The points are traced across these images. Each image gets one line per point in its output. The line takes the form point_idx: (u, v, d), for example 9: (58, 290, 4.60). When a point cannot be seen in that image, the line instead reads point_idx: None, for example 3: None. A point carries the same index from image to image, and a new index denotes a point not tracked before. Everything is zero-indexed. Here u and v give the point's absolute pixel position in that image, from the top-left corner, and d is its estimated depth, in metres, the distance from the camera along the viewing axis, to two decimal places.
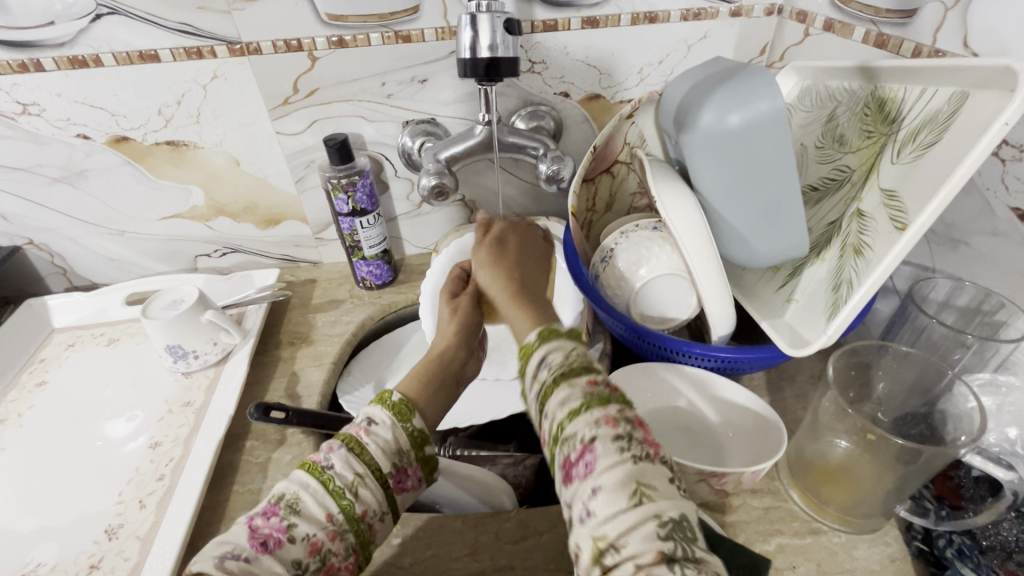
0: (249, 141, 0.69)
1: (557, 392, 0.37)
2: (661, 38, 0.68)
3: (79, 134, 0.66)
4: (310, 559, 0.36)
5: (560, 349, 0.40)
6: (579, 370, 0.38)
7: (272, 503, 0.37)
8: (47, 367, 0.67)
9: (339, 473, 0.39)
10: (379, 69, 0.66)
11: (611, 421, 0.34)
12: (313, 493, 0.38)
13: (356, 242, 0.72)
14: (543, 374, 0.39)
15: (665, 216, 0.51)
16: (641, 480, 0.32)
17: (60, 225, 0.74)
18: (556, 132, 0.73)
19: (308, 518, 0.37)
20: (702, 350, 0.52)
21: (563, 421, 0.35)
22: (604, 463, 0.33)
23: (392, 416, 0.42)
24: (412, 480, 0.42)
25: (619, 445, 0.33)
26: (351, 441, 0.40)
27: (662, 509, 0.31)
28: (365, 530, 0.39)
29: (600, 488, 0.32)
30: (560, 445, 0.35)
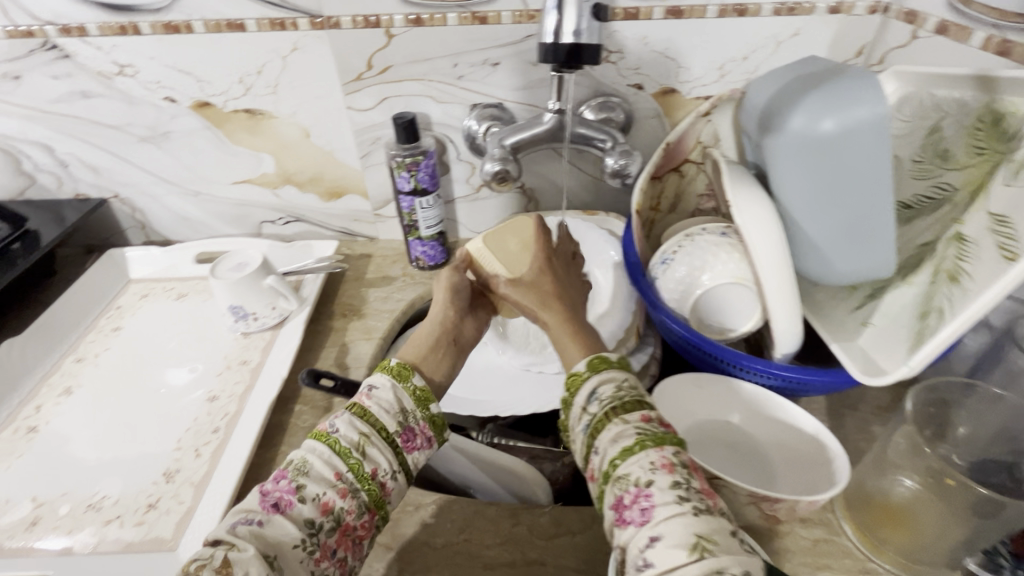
0: (322, 114, 0.71)
1: (610, 428, 0.40)
2: (748, 32, 0.64)
3: (167, 97, 0.69)
4: (323, 518, 0.38)
5: (610, 382, 0.43)
6: (630, 407, 0.41)
7: (281, 469, 0.40)
8: (123, 315, 0.72)
9: (344, 435, 0.41)
10: (454, 50, 0.65)
11: (667, 464, 0.37)
12: (321, 456, 0.40)
13: (413, 221, 0.73)
14: (594, 408, 0.42)
15: (737, 222, 0.48)
16: (701, 533, 0.33)
17: (143, 182, 0.78)
18: (625, 126, 0.71)
19: (317, 480, 0.39)
20: (762, 366, 0.50)
21: (619, 461, 0.38)
22: (662, 511, 0.34)
23: (391, 378, 0.46)
24: (421, 438, 0.45)
25: (677, 491, 0.35)
26: (355, 407, 0.44)
27: (724, 565, 0.31)
28: (378, 489, 0.41)
29: (658, 538, 0.33)
30: (613, 485, 0.37)
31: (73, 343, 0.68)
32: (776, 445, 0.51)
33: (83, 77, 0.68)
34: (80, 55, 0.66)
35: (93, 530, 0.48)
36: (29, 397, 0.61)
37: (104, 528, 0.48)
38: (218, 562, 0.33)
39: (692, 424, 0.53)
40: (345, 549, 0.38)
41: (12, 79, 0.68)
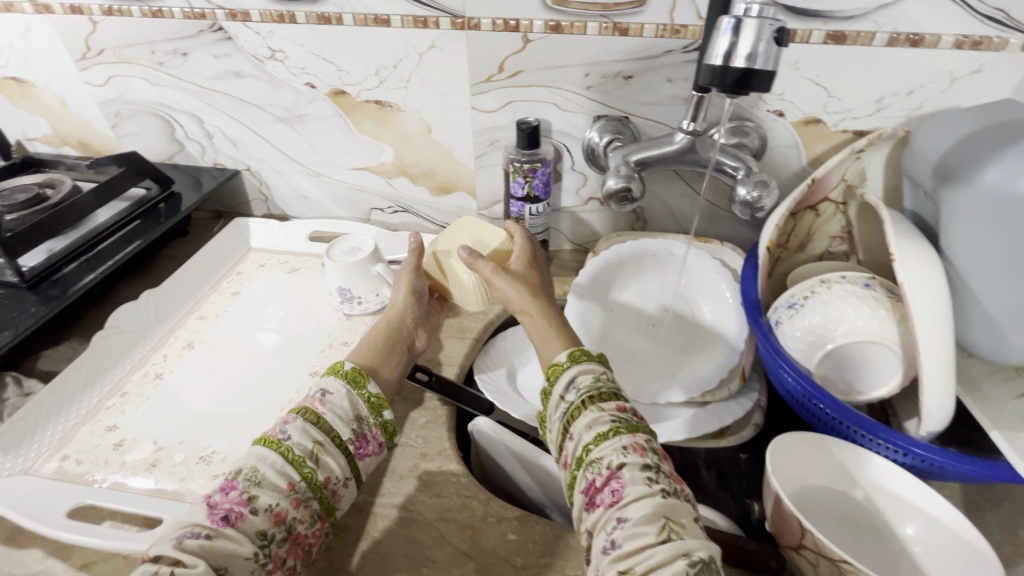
0: (446, 112, 0.72)
1: (586, 414, 0.44)
2: (919, 65, 0.58)
3: (308, 83, 0.73)
4: (274, 529, 0.41)
5: (589, 373, 0.48)
6: (606, 397, 0.45)
7: (230, 479, 0.42)
8: (242, 281, 0.77)
9: (297, 443, 0.45)
10: (587, 60, 0.64)
11: (638, 449, 0.41)
12: (271, 465, 0.43)
13: (520, 227, 0.73)
14: (571, 397, 0.47)
15: (901, 280, 0.43)
16: (668, 516, 0.38)
17: (273, 159, 0.83)
18: (757, 153, 0.66)
19: (268, 492, 0.42)
20: (901, 441, 0.44)
21: (593, 446, 0.42)
22: (631, 492, 0.39)
23: (344, 384, 0.50)
24: (371, 446, 0.49)
25: (647, 474, 0.40)
26: (308, 413, 0.47)
27: (691, 549, 0.36)
28: (329, 496, 0.45)
29: (626, 518, 0.38)
30: (587, 468, 0.42)
31: (198, 301, 0.74)
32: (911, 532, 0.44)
33: (239, 58, 0.73)
34: (240, 38, 0.71)
35: (202, 482, 0.51)
36: (158, 345, 0.67)
37: (211, 482, 0.51)
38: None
39: (806, 488, 0.47)
40: (294, 556, 0.42)
41: (180, 55, 0.74)
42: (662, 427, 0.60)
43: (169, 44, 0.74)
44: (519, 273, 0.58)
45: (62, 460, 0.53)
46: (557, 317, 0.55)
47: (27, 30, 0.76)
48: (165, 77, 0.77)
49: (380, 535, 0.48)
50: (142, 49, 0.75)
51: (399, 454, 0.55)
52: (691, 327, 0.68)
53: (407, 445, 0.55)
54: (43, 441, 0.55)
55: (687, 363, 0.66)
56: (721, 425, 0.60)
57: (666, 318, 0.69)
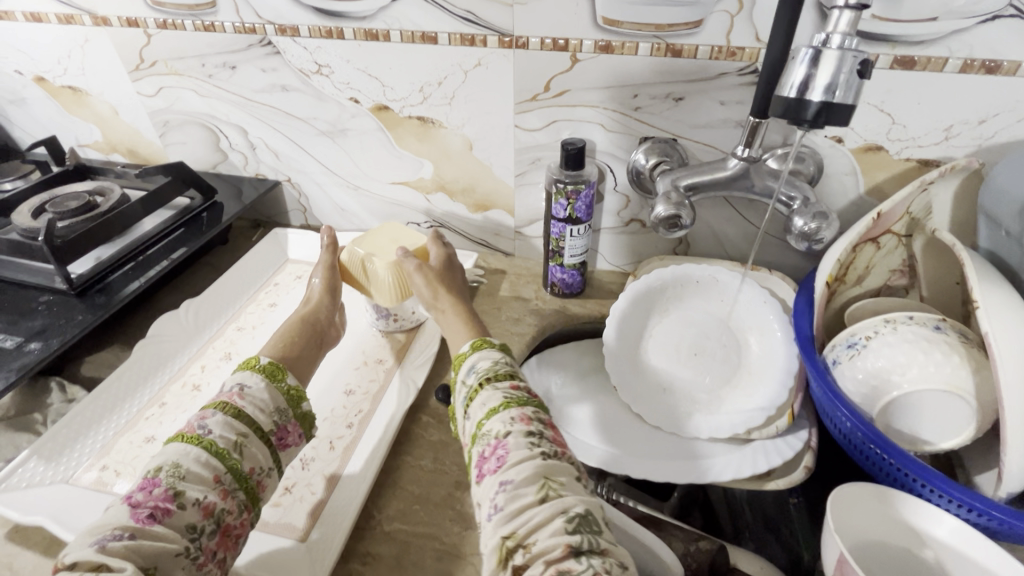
0: (488, 130, 0.71)
1: (482, 394, 0.48)
2: (996, 92, 0.54)
3: (352, 98, 0.74)
4: (204, 521, 0.40)
5: (488, 359, 0.52)
6: (501, 378, 0.50)
7: (149, 478, 0.40)
8: (279, 292, 0.77)
9: (219, 436, 0.44)
10: (636, 81, 0.62)
11: (524, 420, 0.45)
12: (195, 459, 0.42)
13: (559, 248, 0.71)
14: (471, 381, 0.51)
15: (984, 329, 0.40)
16: (547, 476, 0.41)
17: (313, 171, 0.84)
18: (813, 180, 0.63)
19: (194, 485, 0.41)
20: (976, 501, 0.41)
21: (485, 421, 0.46)
22: (516, 458, 0.42)
23: (262, 378, 0.50)
24: (292, 437, 0.49)
25: (530, 440, 0.44)
26: (227, 408, 0.46)
27: (569, 506, 0.40)
28: (254, 486, 0.45)
29: (509, 481, 0.41)
30: (480, 442, 0.45)
31: (236, 311, 0.74)
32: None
33: (285, 72, 0.74)
34: (288, 52, 0.71)
35: None
36: (196, 354, 0.67)
37: None
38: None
39: (867, 541, 0.44)
40: (225, 548, 0.41)
41: (229, 68, 0.75)
42: (704, 467, 0.58)
43: (219, 57, 0.75)
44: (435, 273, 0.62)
45: (102, 470, 0.54)
46: (466, 313, 0.59)
47: (86, 41, 0.78)
48: (213, 89, 0.78)
49: (413, 567, 0.46)
50: (193, 62, 0.76)
51: (433, 481, 0.53)
52: (736, 358, 0.65)
53: (441, 472, 0.54)
54: (85, 449, 0.55)
55: (730, 397, 0.63)
56: (768, 466, 0.56)
57: (709, 347, 0.65)
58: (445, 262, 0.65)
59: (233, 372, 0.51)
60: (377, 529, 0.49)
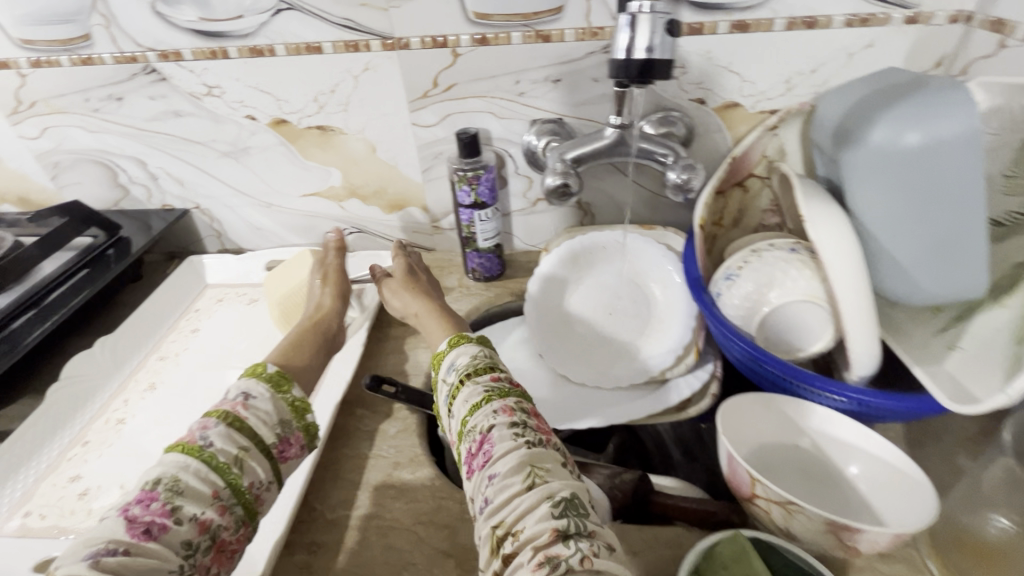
0: (388, 131, 0.74)
1: (464, 389, 0.46)
2: (818, 44, 0.62)
3: (248, 115, 0.74)
4: (199, 538, 0.37)
5: (467, 354, 0.50)
6: (481, 371, 0.47)
7: (147, 490, 0.38)
8: (201, 317, 0.77)
9: (221, 449, 0.41)
10: (516, 68, 0.67)
11: (508, 410, 0.43)
12: (195, 473, 0.39)
13: (472, 234, 0.75)
14: (451, 378, 0.49)
15: (812, 236, 0.46)
16: (532, 463, 0.40)
17: (222, 194, 0.84)
18: (686, 140, 0.70)
19: (193, 500, 0.38)
20: (837, 388, 0.46)
21: (468, 417, 0.44)
22: (501, 449, 0.41)
23: (268, 388, 0.47)
24: (295, 448, 0.46)
25: (515, 430, 0.42)
26: (229, 418, 0.43)
27: (555, 492, 0.38)
28: (253, 501, 0.41)
29: (496, 474, 0.40)
30: (466, 438, 0.43)
31: (157, 341, 0.73)
32: (856, 470, 0.47)
33: (176, 97, 0.73)
34: (174, 77, 0.72)
35: None
36: (118, 390, 0.66)
37: None
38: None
39: (759, 442, 0.50)
40: (219, 565, 0.38)
41: (115, 100, 0.74)
42: (623, 409, 0.63)
43: (103, 90, 0.74)
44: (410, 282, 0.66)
45: (25, 516, 0.52)
46: (447, 312, 0.62)
47: None
48: (102, 123, 0.77)
49: (359, 547, 0.48)
50: (75, 98, 0.75)
51: (372, 466, 0.55)
52: (646, 311, 0.70)
53: (378, 457, 0.56)
54: (4, 499, 0.53)
55: (646, 343, 0.68)
56: (680, 399, 0.62)
57: (620, 305, 0.71)
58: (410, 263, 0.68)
59: (237, 380, 0.48)
60: (321, 519, 0.51)
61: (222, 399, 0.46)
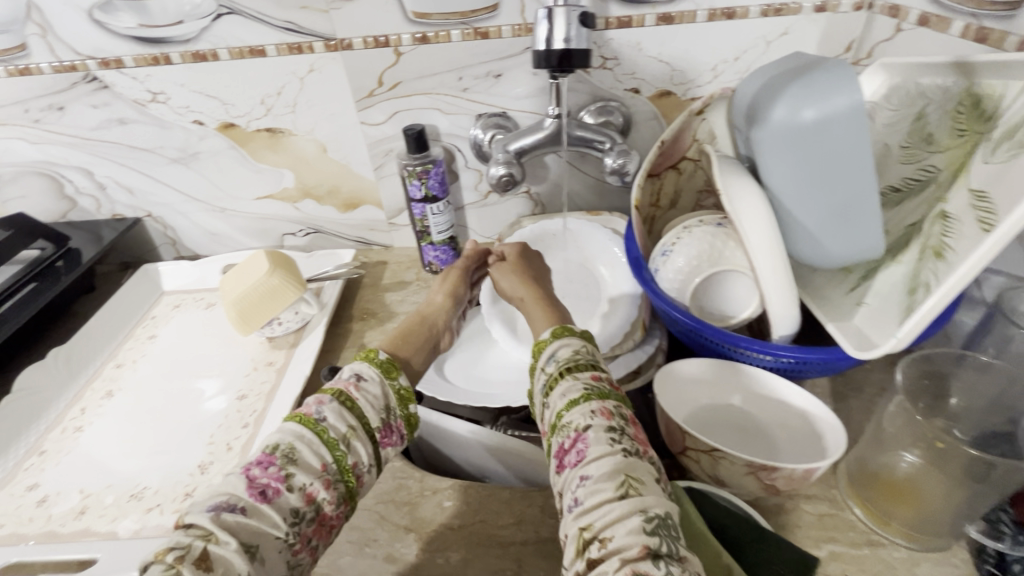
0: (338, 130, 0.75)
1: (561, 383, 0.43)
2: (739, 33, 0.67)
3: (196, 120, 0.75)
4: (306, 507, 0.39)
5: (569, 345, 0.46)
6: (582, 366, 0.44)
7: (268, 453, 0.40)
8: (158, 324, 0.77)
9: (333, 424, 0.42)
10: (458, 64, 0.69)
11: (606, 413, 0.40)
12: (309, 443, 0.40)
13: (426, 227, 0.77)
14: (550, 368, 0.45)
15: (728, 209, 0.50)
16: (628, 472, 0.36)
17: (173, 201, 0.84)
18: (624, 128, 0.74)
19: (303, 470, 0.39)
20: (761, 347, 0.51)
21: (564, 412, 0.41)
22: (596, 452, 0.37)
23: (377, 372, 0.47)
24: (396, 436, 0.45)
25: (611, 435, 0.39)
26: (342, 395, 0.44)
27: (647, 505, 0.34)
28: (354, 482, 0.42)
29: (588, 476, 0.36)
30: (557, 433, 0.40)
31: (113, 349, 0.73)
32: (780, 419, 0.53)
33: (120, 105, 0.73)
34: (117, 85, 0.72)
35: (135, 518, 0.52)
36: (75, 399, 0.66)
37: (145, 515, 0.52)
38: (199, 554, 0.33)
39: (697, 407, 0.55)
40: (319, 537, 0.40)
41: (57, 110, 0.74)
42: None
43: (44, 100, 0.73)
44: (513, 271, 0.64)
45: None
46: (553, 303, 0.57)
47: None
48: (44, 134, 0.76)
49: None
50: (15, 109, 0.74)
51: None
52: (596, 292, 0.73)
53: None
54: None
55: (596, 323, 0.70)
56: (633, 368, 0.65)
57: (572, 289, 0.74)
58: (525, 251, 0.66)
59: (351, 361, 0.48)
60: None
61: (335, 376, 0.46)
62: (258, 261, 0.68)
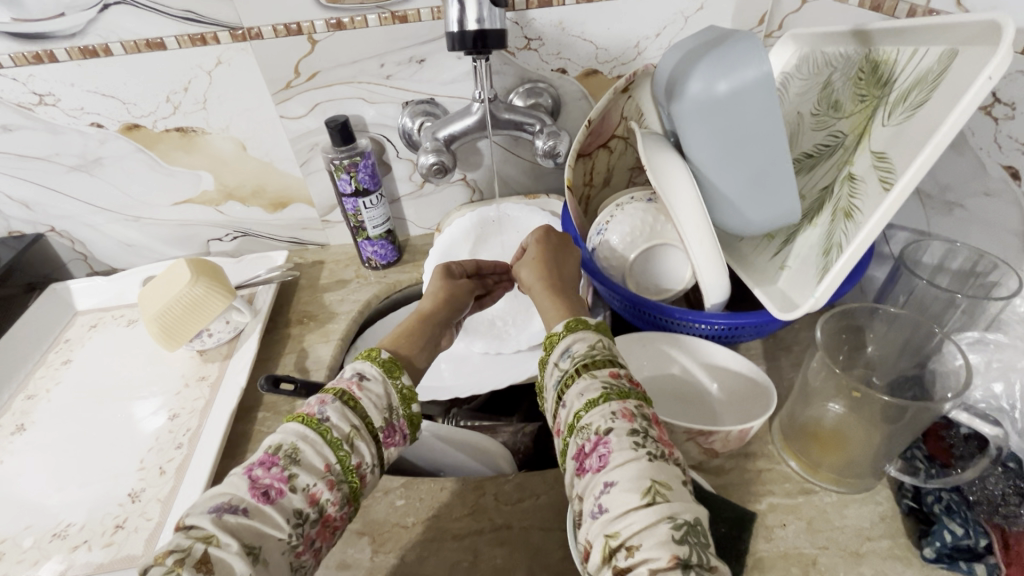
0: (255, 126, 0.71)
1: (577, 382, 0.40)
2: (658, 9, 0.67)
3: (94, 123, 0.69)
4: (309, 509, 0.37)
5: (584, 341, 0.43)
6: (600, 363, 0.40)
7: (270, 453, 0.38)
8: (73, 347, 0.71)
9: (337, 423, 0.40)
10: (379, 51, 0.67)
11: (628, 415, 0.37)
12: (312, 444, 0.39)
13: (360, 222, 0.74)
14: (565, 365, 0.42)
15: (654, 185, 0.51)
16: (654, 477, 0.34)
17: (79, 212, 0.77)
18: (554, 109, 0.74)
19: (307, 469, 0.38)
20: (696, 316, 0.53)
21: (582, 413, 0.38)
22: (619, 458, 0.35)
23: (382, 371, 0.45)
24: (399, 435, 0.44)
25: (634, 439, 0.36)
26: (344, 395, 0.42)
27: (676, 511, 0.32)
28: (359, 482, 0.40)
29: (614, 483, 0.34)
30: (576, 435, 0.38)
31: (23, 379, 0.67)
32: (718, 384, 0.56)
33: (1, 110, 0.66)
34: None
35: (59, 558, 0.48)
36: None
37: (71, 553, 0.49)
38: (199, 556, 0.32)
39: (641, 379, 0.56)
40: (322, 539, 0.38)
41: None
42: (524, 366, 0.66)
43: None
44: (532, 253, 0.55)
45: None
46: (570, 294, 0.50)
47: None
48: None
49: None
50: None
51: None
52: None
53: None
54: None
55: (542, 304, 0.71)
56: None
57: None
58: (547, 232, 0.57)
59: (351, 359, 0.46)
60: None
61: (338, 375, 0.44)
62: (178, 270, 0.64)
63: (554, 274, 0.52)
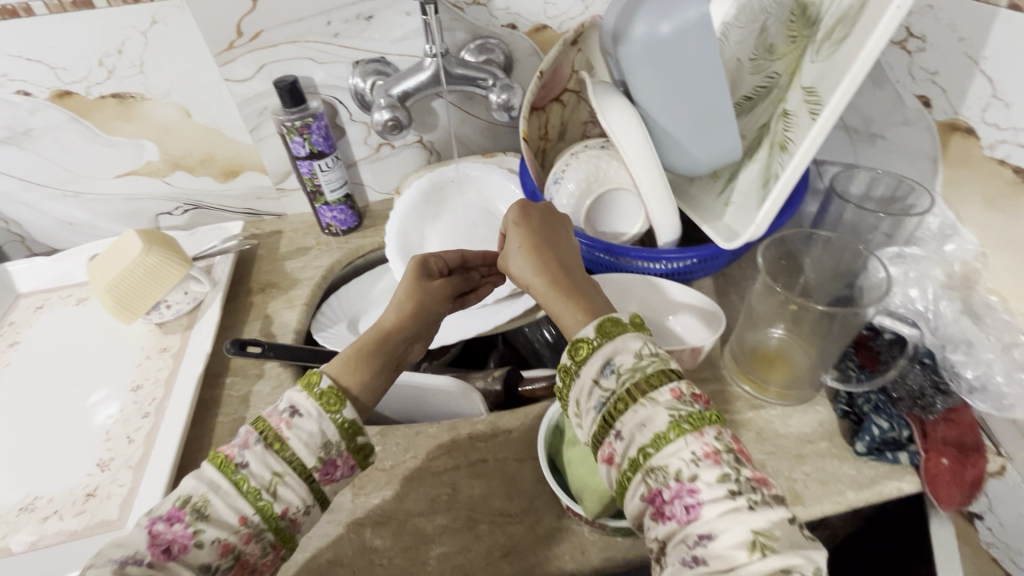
0: (198, 91, 0.69)
1: (636, 411, 0.34)
2: None
3: (20, 90, 0.65)
4: (221, 560, 0.35)
5: (629, 351, 0.36)
6: (656, 382, 0.35)
7: (178, 507, 0.35)
8: (18, 329, 0.68)
9: (254, 472, 0.36)
10: (324, 8, 0.65)
11: (711, 453, 0.32)
12: (223, 496, 0.36)
13: (317, 187, 0.73)
14: (610, 383, 0.36)
15: (606, 129, 0.52)
16: (756, 528, 0.30)
17: (11, 189, 0.73)
18: (507, 66, 0.74)
19: (218, 522, 0.35)
20: (649, 254, 0.56)
21: (651, 450, 0.33)
22: (712, 508, 0.31)
23: (320, 406, 0.39)
24: (342, 469, 0.39)
25: (725, 483, 0.31)
26: (270, 435, 0.38)
27: (790, 563, 0.29)
28: (285, 527, 0.37)
29: (711, 536, 0.30)
30: (647, 475, 0.33)
31: None
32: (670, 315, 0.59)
33: None
34: None
35: (30, 531, 0.48)
36: None
37: (42, 525, 0.49)
38: None
39: None
40: None
41: None
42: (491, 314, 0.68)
43: None
44: (523, 242, 0.46)
45: None
46: (579, 290, 0.42)
47: None
48: None
49: None
50: None
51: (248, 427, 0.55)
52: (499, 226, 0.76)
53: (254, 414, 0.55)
54: None
55: None
56: None
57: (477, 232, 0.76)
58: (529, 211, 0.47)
59: (294, 386, 0.40)
60: None
61: (268, 409, 0.39)
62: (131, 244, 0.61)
63: (556, 267, 0.44)
